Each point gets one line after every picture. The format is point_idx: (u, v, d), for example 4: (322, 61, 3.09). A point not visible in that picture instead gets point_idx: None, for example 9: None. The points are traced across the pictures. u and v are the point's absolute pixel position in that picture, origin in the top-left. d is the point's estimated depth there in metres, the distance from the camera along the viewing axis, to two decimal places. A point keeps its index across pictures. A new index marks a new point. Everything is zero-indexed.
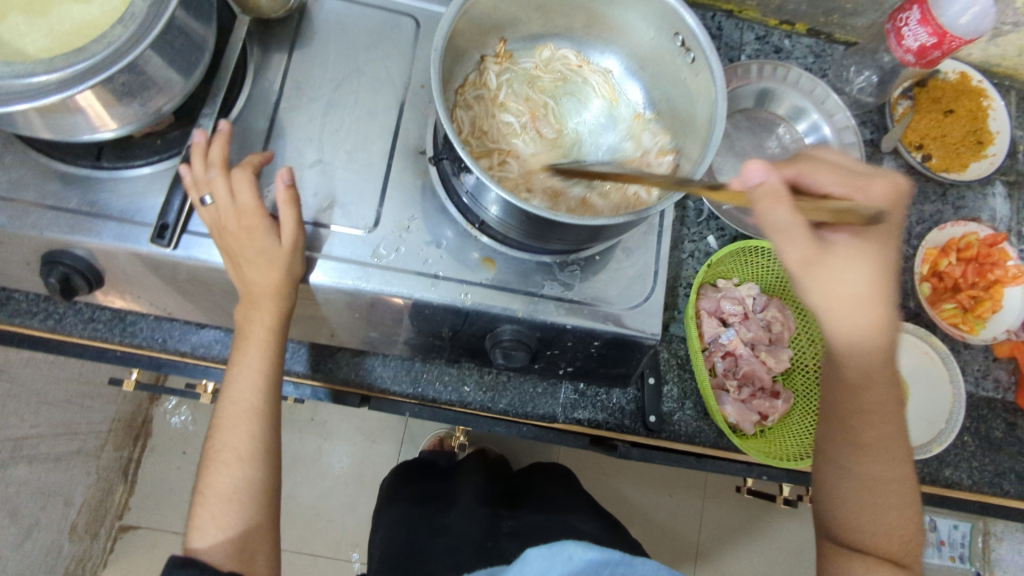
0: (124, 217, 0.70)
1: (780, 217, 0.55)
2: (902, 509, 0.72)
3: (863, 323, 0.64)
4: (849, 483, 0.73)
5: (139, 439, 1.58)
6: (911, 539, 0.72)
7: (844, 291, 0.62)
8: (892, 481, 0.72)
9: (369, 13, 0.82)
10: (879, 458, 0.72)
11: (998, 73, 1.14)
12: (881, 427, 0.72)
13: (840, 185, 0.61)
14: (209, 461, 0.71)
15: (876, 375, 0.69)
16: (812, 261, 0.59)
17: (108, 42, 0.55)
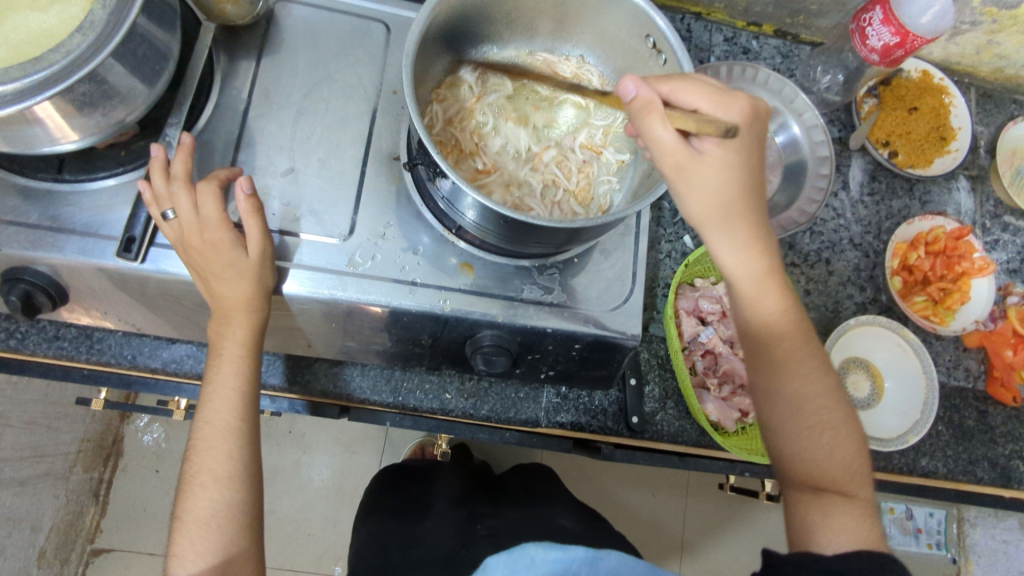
0: (88, 231, 0.68)
1: (659, 129, 0.57)
2: (837, 430, 0.68)
3: (741, 238, 0.63)
4: (780, 413, 0.69)
5: (110, 459, 1.54)
6: (854, 462, 0.68)
7: (712, 201, 0.61)
8: (819, 402, 0.68)
9: (339, 19, 0.81)
10: (799, 374, 0.68)
11: (958, 71, 1.18)
12: (793, 344, 0.68)
13: (705, 99, 0.58)
14: (186, 485, 0.69)
15: (766, 285, 0.66)
16: (684, 168, 0.58)
17: (67, 51, 0.54)
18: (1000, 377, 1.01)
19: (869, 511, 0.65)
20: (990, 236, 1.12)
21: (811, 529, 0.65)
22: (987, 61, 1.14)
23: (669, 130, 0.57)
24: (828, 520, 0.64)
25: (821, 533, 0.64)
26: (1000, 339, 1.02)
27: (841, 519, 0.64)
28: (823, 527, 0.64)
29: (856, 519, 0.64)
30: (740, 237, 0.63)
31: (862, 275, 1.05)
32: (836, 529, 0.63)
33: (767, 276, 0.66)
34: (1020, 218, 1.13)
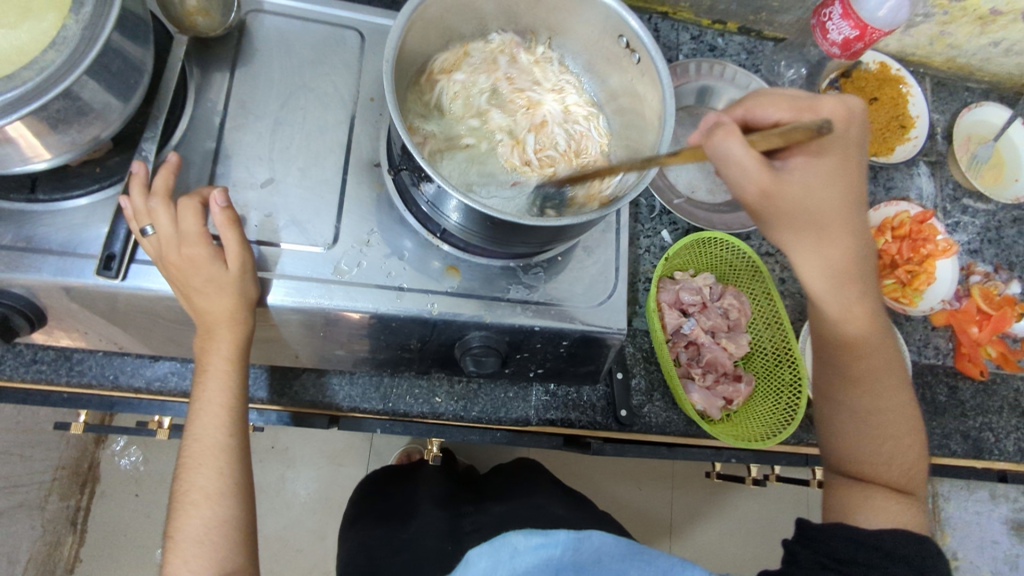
0: (65, 250, 0.67)
1: (734, 149, 0.57)
2: (901, 439, 0.72)
3: (836, 255, 0.66)
4: (846, 413, 0.73)
5: (87, 485, 1.48)
6: (913, 468, 0.71)
7: (810, 212, 0.63)
8: (891, 412, 0.72)
9: (312, 28, 0.81)
10: (878, 392, 0.72)
11: (913, 61, 1.22)
12: (876, 362, 0.72)
13: (783, 111, 0.64)
14: (177, 504, 0.67)
15: (854, 307, 0.70)
16: (770, 191, 0.60)
17: (39, 68, 0.53)
18: (968, 352, 1.05)
19: (917, 511, 0.68)
20: (951, 219, 1.17)
21: (850, 507, 0.68)
22: (941, 52, 1.19)
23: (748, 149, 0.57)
24: (869, 503, 0.68)
25: (861, 513, 0.67)
26: (965, 317, 1.07)
27: (885, 507, 0.67)
28: (862, 507, 0.67)
29: (900, 510, 0.67)
30: (834, 255, 0.66)
31: None
32: (874, 511, 0.67)
33: (858, 298, 0.69)
34: (978, 200, 1.18)
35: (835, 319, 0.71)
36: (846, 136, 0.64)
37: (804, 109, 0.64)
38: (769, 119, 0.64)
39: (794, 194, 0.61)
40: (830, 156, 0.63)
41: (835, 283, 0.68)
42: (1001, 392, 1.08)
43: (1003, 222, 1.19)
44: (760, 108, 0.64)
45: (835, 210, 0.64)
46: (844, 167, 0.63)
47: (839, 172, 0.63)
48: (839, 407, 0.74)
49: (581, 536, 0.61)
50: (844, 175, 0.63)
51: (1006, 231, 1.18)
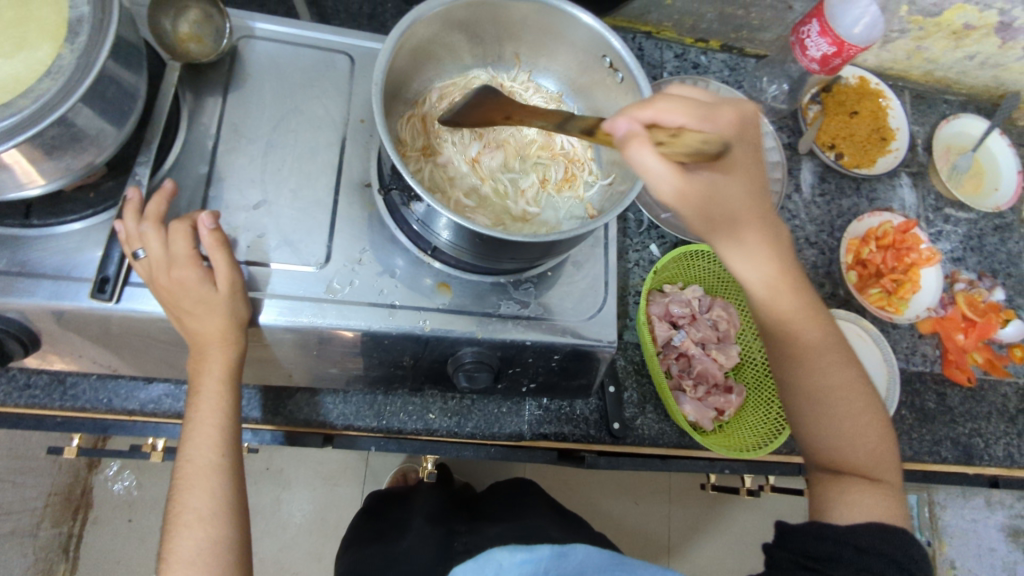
0: (59, 274, 0.68)
1: (647, 158, 0.56)
2: (857, 416, 0.71)
3: (755, 247, 0.65)
4: (799, 396, 0.72)
5: (78, 513, 1.47)
6: (877, 446, 0.71)
7: (724, 213, 0.62)
8: (842, 390, 0.71)
9: (303, 53, 0.82)
10: (820, 371, 0.71)
11: (892, 76, 1.25)
12: (815, 341, 0.71)
13: (686, 116, 0.59)
14: (170, 525, 0.67)
15: (781, 288, 0.68)
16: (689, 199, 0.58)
17: (35, 96, 0.54)
18: (954, 359, 1.07)
19: (891, 498, 0.68)
20: (934, 228, 1.19)
21: (829, 503, 0.69)
22: (918, 66, 1.22)
23: (660, 160, 0.56)
24: (845, 500, 0.68)
25: (836, 509, 0.68)
26: (951, 325, 1.09)
27: (859, 500, 0.67)
28: (839, 502, 0.68)
29: (873, 500, 0.67)
30: (753, 245, 0.65)
31: (820, 273, 1.11)
32: (849, 506, 0.67)
33: (783, 281, 0.68)
34: (959, 209, 1.20)
35: (764, 301, 0.69)
36: (746, 141, 0.61)
37: (706, 108, 0.60)
38: (676, 123, 0.59)
39: (709, 201, 0.60)
40: (731, 159, 0.61)
41: (759, 270, 0.67)
42: (988, 398, 1.09)
43: (985, 230, 1.21)
44: (667, 111, 0.59)
45: (744, 207, 0.63)
46: (749, 168, 0.62)
47: (743, 172, 0.62)
48: (790, 389, 0.73)
49: (565, 550, 0.63)
50: (745, 173, 0.62)
51: (988, 239, 1.21)
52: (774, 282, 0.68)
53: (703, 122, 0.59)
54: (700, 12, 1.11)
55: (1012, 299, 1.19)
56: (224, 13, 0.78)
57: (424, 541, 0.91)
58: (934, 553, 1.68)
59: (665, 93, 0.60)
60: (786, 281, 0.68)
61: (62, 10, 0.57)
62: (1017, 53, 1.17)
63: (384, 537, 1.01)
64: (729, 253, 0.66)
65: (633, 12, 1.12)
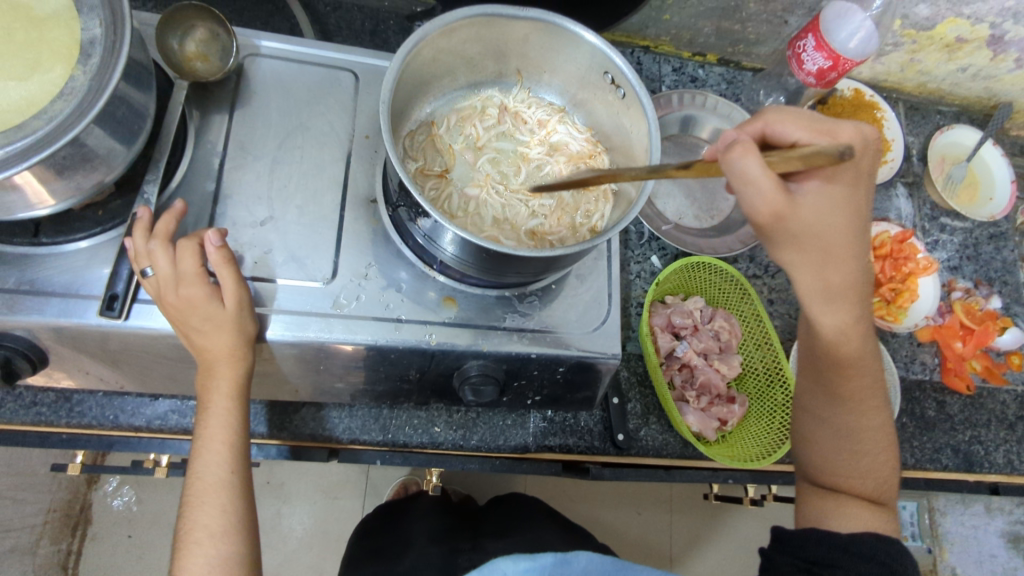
0: (68, 292, 0.68)
1: (750, 165, 0.55)
2: (877, 455, 0.72)
3: (832, 280, 0.65)
4: (827, 430, 0.73)
5: (78, 528, 1.46)
6: (886, 480, 0.72)
7: (812, 238, 0.63)
8: (872, 431, 0.73)
9: (308, 70, 0.83)
10: (861, 409, 0.72)
11: (886, 87, 1.27)
12: (865, 384, 0.72)
13: (802, 132, 0.61)
14: (181, 544, 0.66)
15: (850, 333, 0.69)
16: (782, 210, 0.58)
17: (48, 117, 0.55)
18: (953, 367, 1.08)
19: (891, 521, 0.69)
20: (930, 237, 1.20)
21: (826, 517, 0.69)
22: (912, 77, 1.24)
23: (765, 169, 0.55)
24: (843, 512, 0.69)
25: (834, 519, 0.68)
26: (949, 333, 1.09)
27: (857, 514, 0.68)
28: (837, 514, 0.69)
29: (872, 517, 0.68)
30: (833, 283, 0.66)
31: None
32: (847, 517, 0.68)
33: (854, 324, 0.69)
34: (955, 218, 1.22)
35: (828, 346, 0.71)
36: (857, 164, 0.63)
37: (827, 131, 0.62)
38: (789, 138, 0.62)
39: (803, 219, 0.61)
40: (839, 181, 0.63)
41: (830, 309, 0.68)
42: (988, 405, 1.11)
43: (980, 239, 1.23)
44: (779, 126, 0.62)
45: (840, 236, 0.63)
46: (852, 195, 0.63)
47: (845, 199, 0.63)
48: (821, 423, 0.74)
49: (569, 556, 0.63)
50: (849, 203, 0.63)
51: (983, 247, 1.22)
52: (845, 326, 0.69)
53: (819, 141, 0.61)
54: (697, 27, 1.13)
55: (1009, 307, 1.20)
56: (230, 31, 0.79)
57: (425, 560, 0.89)
58: (934, 560, 1.68)
59: (780, 108, 0.63)
60: (856, 328, 0.70)
61: (74, 32, 0.58)
62: (1008, 65, 1.19)
63: (385, 555, 0.99)
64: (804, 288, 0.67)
65: (631, 27, 1.14)
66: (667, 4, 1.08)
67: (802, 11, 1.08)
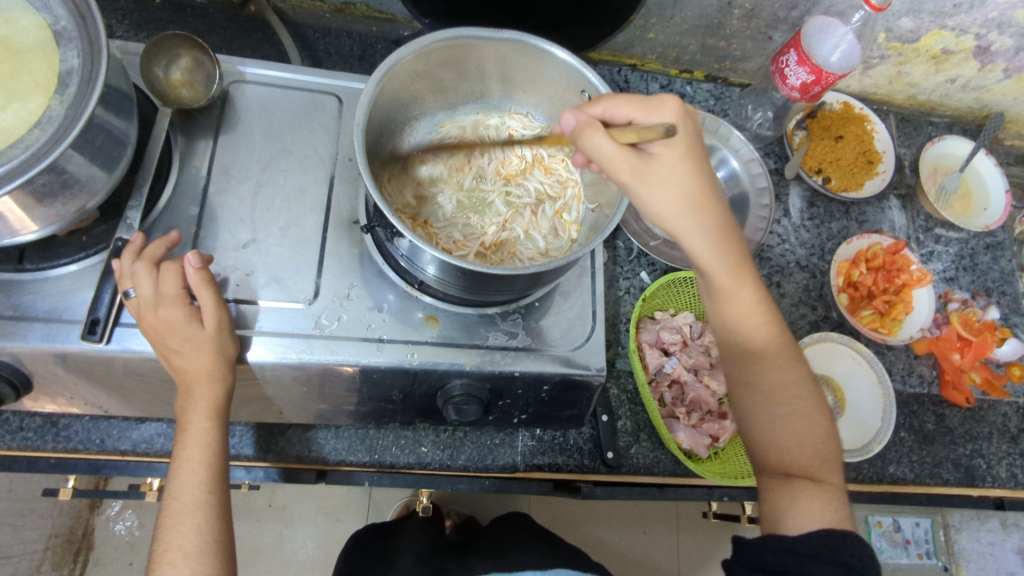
0: (51, 316, 0.69)
1: (603, 143, 0.60)
2: (807, 417, 0.70)
3: (710, 240, 0.66)
4: (753, 393, 0.71)
5: (80, 555, 1.41)
6: (824, 449, 0.70)
7: (674, 199, 0.63)
8: (794, 389, 0.71)
9: (292, 95, 0.84)
10: (774, 362, 0.71)
11: (876, 100, 1.27)
12: (765, 332, 0.72)
13: (633, 110, 0.64)
14: (155, 564, 0.65)
15: (739, 278, 0.70)
16: (641, 169, 0.61)
17: (25, 147, 0.56)
18: (951, 380, 1.06)
19: (839, 501, 0.67)
20: (925, 248, 1.19)
21: (781, 513, 0.67)
22: (901, 90, 1.24)
23: (613, 142, 0.60)
24: (796, 504, 0.66)
25: (790, 518, 0.66)
26: (946, 344, 1.09)
27: (810, 505, 0.66)
28: (791, 510, 0.66)
29: (824, 505, 0.66)
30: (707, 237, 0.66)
31: (812, 295, 1.11)
32: (802, 512, 0.65)
33: (736, 263, 0.69)
34: (949, 228, 1.21)
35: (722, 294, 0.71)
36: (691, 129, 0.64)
37: (654, 102, 0.64)
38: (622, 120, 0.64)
39: (659, 176, 0.62)
40: (678, 145, 0.63)
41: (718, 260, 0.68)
42: (989, 418, 1.09)
43: (976, 249, 1.22)
44: (613, 109, 0.64)
45: (692, 197, 0.64)
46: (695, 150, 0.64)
47: (692, 157, 0.63)
48: (746, 390, 0.72)
49: None
50: (697, 159, 0.64)
51: (980, 258, 1.21)
52: (734, 272, 0.69)
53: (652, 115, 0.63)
54: (682, 45, 1.14)
55: (1008, 317, 1.19)
56: (214, 59, 0.81)
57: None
58: None
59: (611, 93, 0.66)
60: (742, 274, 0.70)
61: (53, 63, 0.60)
62: (996, 75, 1.18)
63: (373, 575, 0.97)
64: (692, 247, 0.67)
65: (617, 46, 1.16)
66: (651, 23, 1.09)
67: (785, 26, 1.08)
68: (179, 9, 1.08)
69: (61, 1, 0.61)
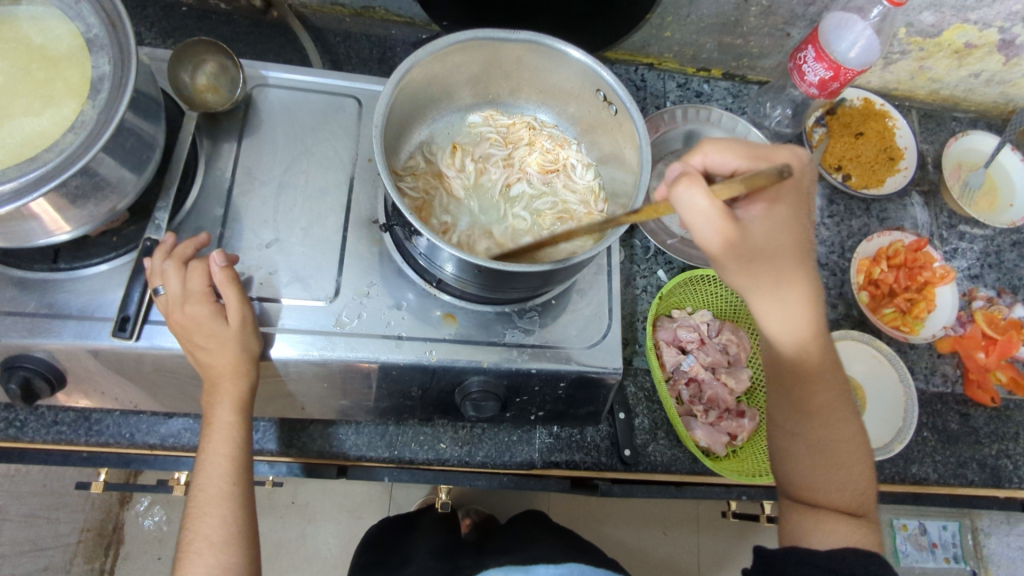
0: (84, 314, 0.71)
1: (695, 199, 0.53)
2: (853, 468, 0.69)
3: (790, 303, 0.64)
4: (802, 446, 0.70)
5: (110, 548, 1.45)
6: (865, 492, 0.68)
7: (763, 261, 0.62)
8: (844, 446, 0.69)
9: (313, 99, 0.86)
10: (830, 423, 0.70)
11: (897, 95, 1.26)
12: (828, 396, 0.70)
13: (741, 160, 0.61)
14: (182, 554, 0.67)
15: (805, 346, 0.67)
16: (739, 239, 0.59)
17: (59, 150, 0.59)
18: (976, 379, 1.05)
19: (870, 530, 0.65)
20: (949, 245, 1.18)
21: (804, 532, 0.66)
22: (923, 85, 1.23)
23: (708, 199, 0.53)
24: (821, 527, 0.65)
25: (814, 535, 0.65)
26: (971, 343, 1.07)
27: (836, 528, 0.65)
28: (815, 531, 0.65)
29: (851, 531, 0.64)
30: (791, 302, 0.65)
31: (832, 293, 1.10)
32: (827, 533, 0.64)
33: (811, 336, 0.67)
34: (973, 225, 1.19)
35: (788, 357, 0.69)
36: (796, 186, 0.65)
37: (761, 156, 0.62)
38: (728, 168, 0.61)
39: (756, 241, 0.61)
40: (783, 202, 0.63)
41: (791, 324, 0.66)
42: (1016, 418, 1.07)
43: (1002, 246, 1.20)
44: (716, 156, 0.61)
45: (788, 256, 0.64)
46: (795, 213, 0.64)
47: (788, 216, 0.64)
48: (795, 440, 0.70)
49: None
50: (792, 222, 0.64)
51: (1006, 255, 1.19)
52: (804, 341, 0.67)
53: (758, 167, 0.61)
54: (700, 43, 1.15)
55: None
56: (238, 63, 0.83)
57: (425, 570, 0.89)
58: None
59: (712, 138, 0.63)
60: (815, 342, 0.68)
61: (86, 70, 0.62)
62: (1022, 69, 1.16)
63: (388, 567, 0.98)
64: (758, 302, 0.65)
65: (634, 45, 1.16)
66: (668, 22, 1.09)
67: (803, 23, 1.08)
68: (205, 16, 1.11)
69: (92, 11, 0.63)
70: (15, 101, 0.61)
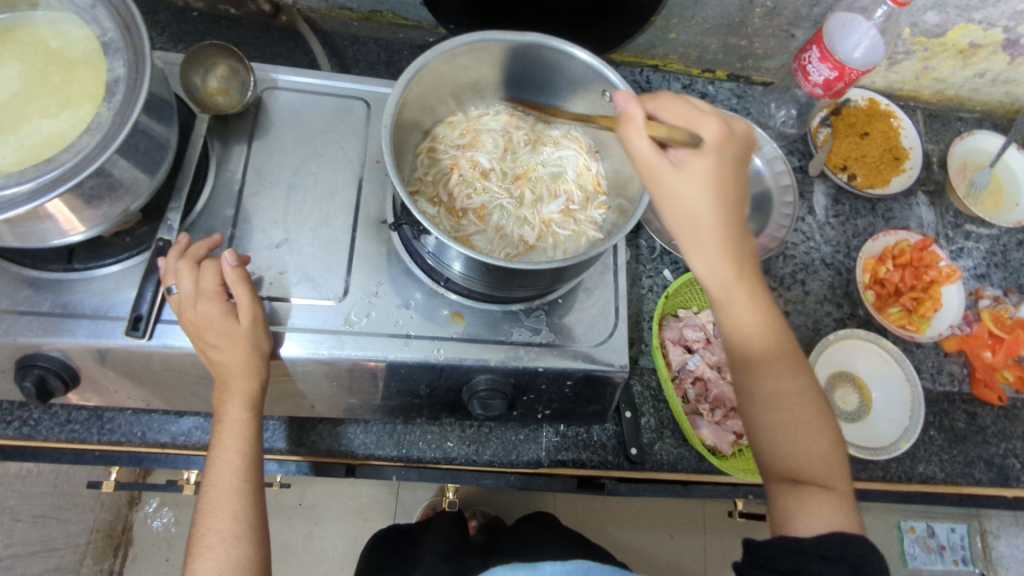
0: (97, 313, 0.73)
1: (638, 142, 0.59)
2: (809, 428, 0.68)
3: (714, 252, 0.62)
4: (755, 404, 0.68)
5: (119, 550, 1.45)
6: (831, 457, 0.67)
7: (686, 213, 0.61)
8: (794, 398, 0.68)
9: (322, 101, 0.88)
10: (774, 373, 0.68)
11: (902, 96, 1.27)
12: (764, 342, 0.68)
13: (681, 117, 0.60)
14: (194, 548, 0.68)
15: (735, 294, 0.64)
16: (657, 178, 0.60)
17: (75, 150, 0.59)
18: (983, 378, 1.05)
19: (845, 503, 0.65)
20: (954, 244, 1.18)
21: (788, 513, 0.65)
22: (927, 85, 1.23)
23: (648, 144, 0.59)
24: (805, 509, 0.64)
25: (799, 520, 0.64)
26: (977, 342, 1.07)
27: (819, 507, 0.64)
28: (800, 513, 0.64)
29: (831, 508, 0.64)
30: (710, 249, 0.62)
31: (838, 292, 1.11)
32: (811, 515, 0.63)
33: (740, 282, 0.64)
34: (979, 225, 1.19)
35: (721, 305, 0.66)
36: (732, 152, 0.61)
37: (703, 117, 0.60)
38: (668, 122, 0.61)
39: (678, 193, 0.60)
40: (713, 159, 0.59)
41: (716, 272, 0.63)
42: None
43: (1008, 245, 1.20)
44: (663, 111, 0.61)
45: (711, 214, 0.60)
46: (732, 171, 0.61)
47: (719, 177, 0.60)
48: (747, 398, 0.69)
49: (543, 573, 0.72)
50: (726, 177, 0.60)
51: (1012, 254, 1.19)
52: (730, 284, 0.64)
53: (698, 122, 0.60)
54: (704, 44, 1.15)
55: None
56: (249, 67, 0.84)
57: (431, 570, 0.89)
58: None
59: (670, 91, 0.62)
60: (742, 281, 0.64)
61: (102, 73, 0.64)
62: None
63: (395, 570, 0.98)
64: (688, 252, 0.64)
65: (639, 48, 1.17)
66: (672, 23, 1.10)
67: (808, 23, 1.08)
68: (215, 20, 1.12)
69: (107, 14, 0.64)
70: (33, 104, 0.63)
